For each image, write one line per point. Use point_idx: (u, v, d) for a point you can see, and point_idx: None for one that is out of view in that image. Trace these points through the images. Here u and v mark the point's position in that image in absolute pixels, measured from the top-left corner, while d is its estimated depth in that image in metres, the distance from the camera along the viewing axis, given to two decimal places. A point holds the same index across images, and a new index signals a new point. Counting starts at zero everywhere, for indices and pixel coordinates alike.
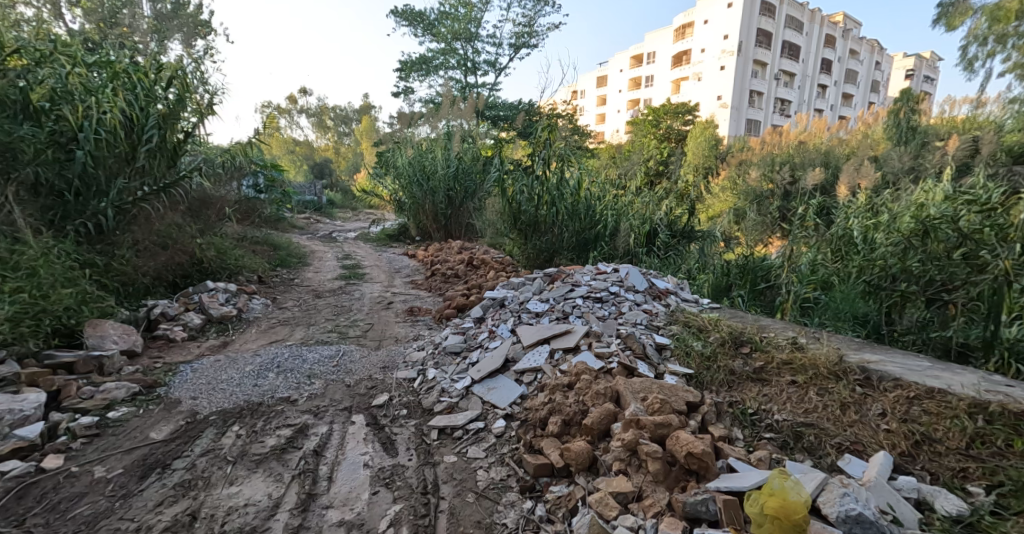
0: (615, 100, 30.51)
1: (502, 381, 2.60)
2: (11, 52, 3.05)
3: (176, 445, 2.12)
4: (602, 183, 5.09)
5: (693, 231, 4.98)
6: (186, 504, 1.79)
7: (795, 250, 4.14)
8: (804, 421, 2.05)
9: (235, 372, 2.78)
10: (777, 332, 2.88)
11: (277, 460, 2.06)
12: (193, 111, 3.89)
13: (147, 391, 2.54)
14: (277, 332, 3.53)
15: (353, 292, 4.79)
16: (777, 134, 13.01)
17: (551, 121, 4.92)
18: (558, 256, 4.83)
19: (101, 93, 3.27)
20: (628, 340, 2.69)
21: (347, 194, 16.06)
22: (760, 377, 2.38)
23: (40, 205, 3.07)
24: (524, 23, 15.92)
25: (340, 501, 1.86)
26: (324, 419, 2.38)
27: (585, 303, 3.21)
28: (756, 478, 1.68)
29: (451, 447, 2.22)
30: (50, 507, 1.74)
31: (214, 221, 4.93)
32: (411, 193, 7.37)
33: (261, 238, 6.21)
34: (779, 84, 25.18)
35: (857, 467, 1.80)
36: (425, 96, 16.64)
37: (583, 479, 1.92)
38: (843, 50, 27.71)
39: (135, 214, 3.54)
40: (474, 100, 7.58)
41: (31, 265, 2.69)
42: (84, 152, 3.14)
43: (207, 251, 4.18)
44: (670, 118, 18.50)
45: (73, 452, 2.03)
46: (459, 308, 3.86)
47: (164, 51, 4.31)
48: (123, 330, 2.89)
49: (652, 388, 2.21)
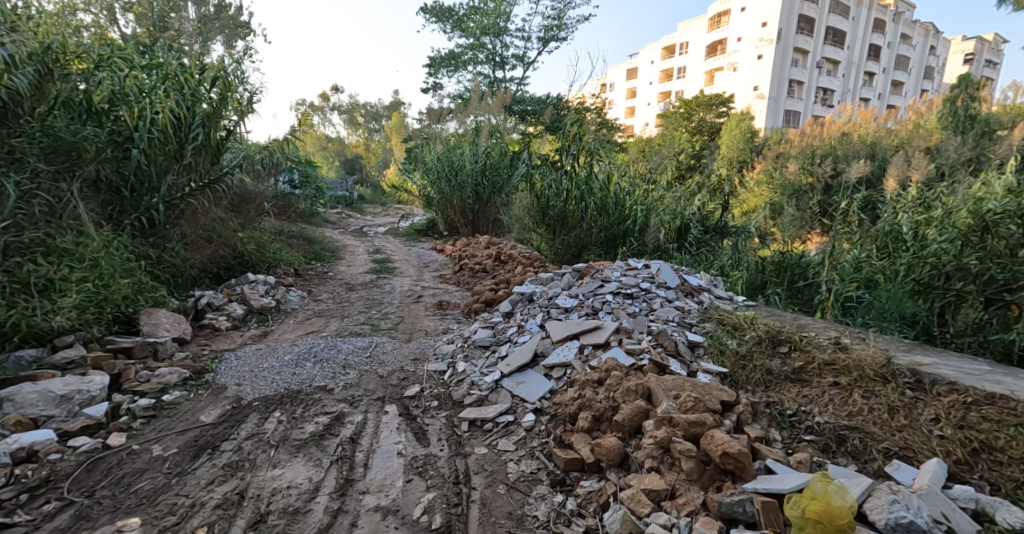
0: (646, 93, 29.90)
1: (531, 376, 2.62)
2: (74, 56, 3.19)
3: (224, 428, 2.24)
4: (632, 178, 5.02)
5: (726, 227, 4.80)
6: (235, 483, 1.89)
7: (836, 246, 3.99)
8: (847, 424, 1.98)
9: (276, 361, 2.90)
10: (818, 331, 2.79)
11: (316, 446, 2.15)
12: (235, 111, 4.01)
13: (196, 376, 2.68)
14: (313, 323, 3.65)
15: (384, 286, 4.90)
16: (819, 125, 12.48)
17: (580, 116, 4.88)
18: (586, 252, 4.81)
19: (153, 94, 3.43)
20: (660, 337, 2.65)
21: (377, 189, 16.37)
22: (800, 377, 2.32)
23: (101, 200, 3.25)
24: (553, 16, 15.74)
25: (376, 487, 1.92)
26: (359, 408, 2.46)
27: (615, 299, 3.18)
28: (796, 481, 1.64)
29: (482, 439, 2.26)
30: (115, 481, 1.87)
31: (253, 216, 5.14)
32: (439, 189, 7.46)
33: (296, 232, 6.42)
34: (823, 73, 24.04)
35: (907, 474, 1.74)
36: (454, 92, 16.73)
37: (614, 475, 1.91)
38: (893, 35, 26.24)
39: (183, 209, 3.72)
40: (502, 95, 7.58)
41: (94, 256, 2.85)
42: (139, 150, 3.31)
43: (247, 245, 4.41)
44: (703, 111, 17.97)
45: (133, 431, 2.17)
46: (488, 303, 3.90)
47: (207, 52, 4.48)
48: (174, 319, 3.06)
49: (685, 386, 2.19)
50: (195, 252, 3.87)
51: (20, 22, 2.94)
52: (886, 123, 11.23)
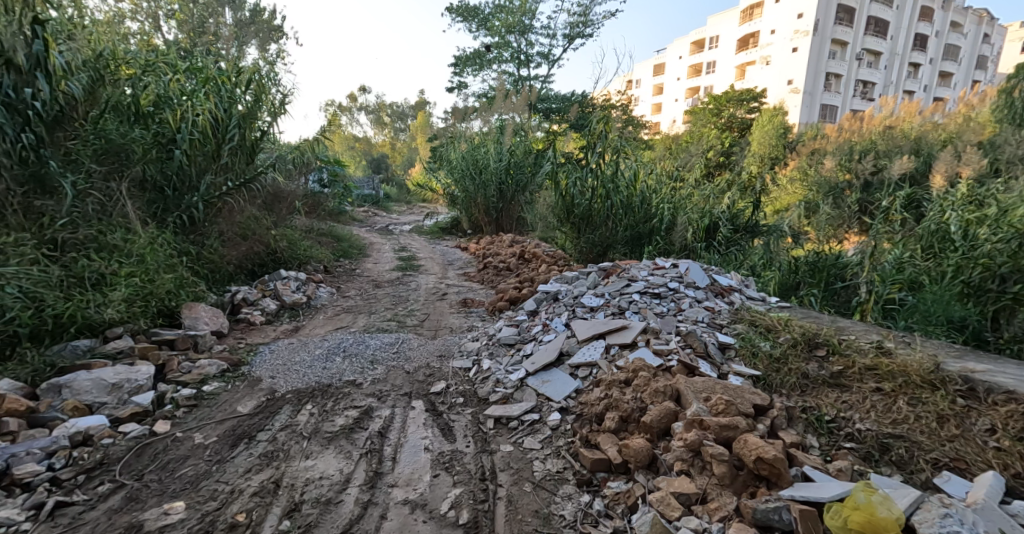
0: (673, 89, 29.33)
1: (557, 375, 2.62)
2: (122, 62, 3.34)
3: (259, 419, 2.32)
4: (659, 175, 4.93)
5: (757, 226, 4.61)
6: (270, 472, 1.95)
7: (876, 246, 3.86)
8: (891, 432, 1.91)
9: (307, 355, 2.99)
10: (859, 335, 2.69)
11: (346, 439, 2.20)
12: (268, 112, 4.11)
13: (234, 368, 2.78)
14: (342, 319, 3.74)
15: (410, 283, 4.98)
16: (858, 120, 12.03)
17: (606, 113, 4.84)
18: (612, 251, 4.76)
19: (194, 97, 3.55)
20: (688, 338, 2.60)
21: (402, 188, 16.57)
22: (839, 382, 2.24)
23: (146, 199, 3.40)
24: (578, 13, 15.62)
25: (404, 481, 1.95)
26: (387, 403, 2.51)
27: (642, 298, 3.14)
28: (836, 489, 1.60)
29: (507, 437, 2.27)
30: (161, 466, 1.96)
31: (285, 214, 5.30)
32: (464, 187, 7.52)
33: (326, 230, 6.58)
34: (863, 65, 23.05)
35: (958, 487, 1.66)
36: (479, 91, 16.81)
37: (642, 477, 1.89)
38: (940, 24, 24.97)
39: (221, 207, 3.86)
40: (527, 93, 7.56)
41: (141, 252, 2.99)
42: (181, 152, 3.44)
43: (280, 243, 4.57)
44: (733, 106, 17.43)
45: (177, 419, 2.27)
46: (512, 301, 3.92)
47: (243, 55, 4.62)
48: (212, 313, 3.18)
49: (715, 388, 2.14)
50: (231, 249, 4.04)
51: (76, 30, 3.08)
52: (932, 117, 10.68)
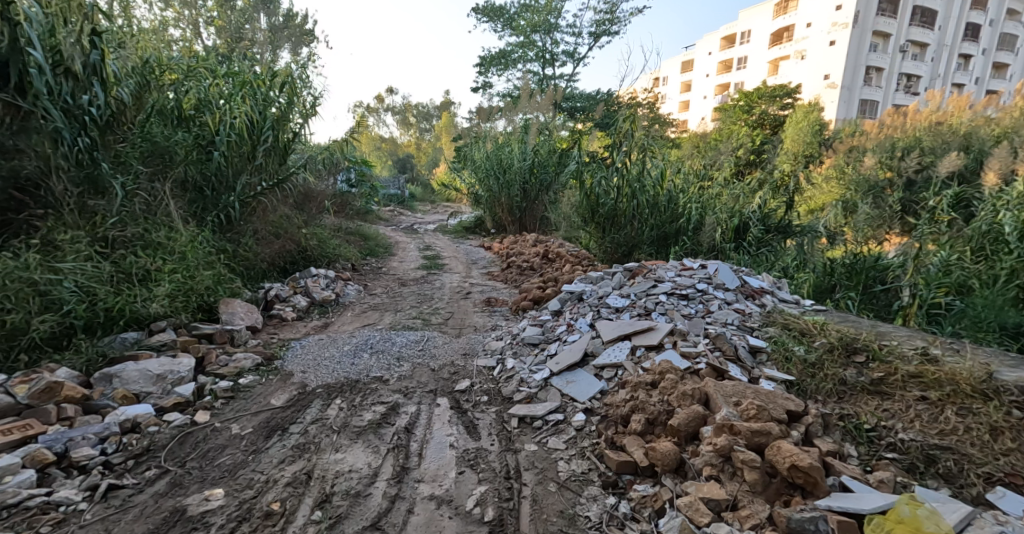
0: (702, 86, 28.73)
1: (581, 375, 2.60)
2: (166, 68, 3.48)
3: (292, 412, 2.38)
4: (686, 174, 4.83)
5: (790, 226, 4.48)
6: (303, 464, 2.01)
7: (920, 248, 3.70)
8: (938, 444, 1.83)
9: (336, 351, 3.05)
10: (901, 340, 2.58)
11: (374, 433, 2.24)
12: (300, 114, 4.22)
13: (267, 362, 2.88)
14: (369, 317, 3.81)
15: (434, 281, 5.04)
16: (902, 115, 11.51)
17: (632, 111, 4.78)
18: (637, 251, 4.70)
19: (231, 100, 3.68)
20: (717, 340, 2.55)
21: (427, 187, 16.74)
22: (880, 389, 2.15)
23: (187, 199, 3.55)
24: (604, 10, 15.50)
25: (430, 476, 1.98)
26: (413, 399, 2.55)
27: (669, 300, 3.09)
28: (877, 501, 1.55)
29: (532, 436, 2.27)
30: (201, 454, 2.04)
31: (315, 213, 5.44)
32: (488, 186, 7.56)
33: (354, 229, 6.72)
34: (906, 57, 22.03)
35: (1013, 503, 1.59)
36: (504, 90, 16.89)
37: (669, 480, 1.86)
38: (993, 12, 23.64)
39: (255, 206, 3.99)
40: (551, 92, 7.52)
41: (183, 249, 3.12)
42: (219, 153, 3.58)
43: (310, 241, 4.70)
44: (766, 103, 16.94)
45: (215, 410, 2.36)
46: (536, 300, 3.91)
47: (277, 59, 4.75)
48: (247, 309, 3.29)
49: (746, 393, 2.09)
50: (265, 246, 4.17)
51: (126, 39, 3.24)
52: (984, 110, 10.11)
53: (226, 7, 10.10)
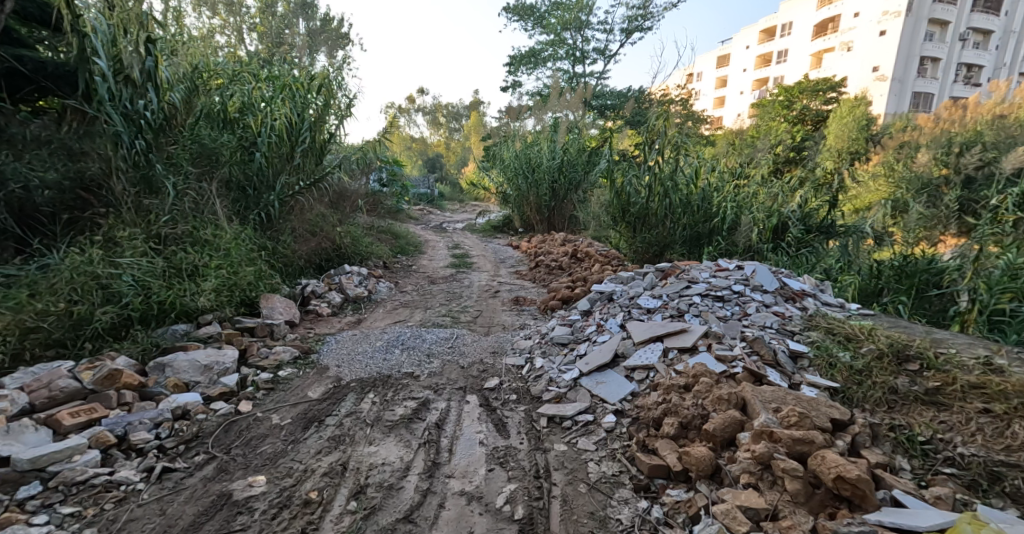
0: (739, 81, 27.88)
1: (611, 376, 2.57)
2: (213, 73, 3.63)
3: (327, 404, 2.45)
4: (721, 173, 4.70)
5: (834, 226, 4.25)
6: (338, 455, 2.06)
7: (977, 250, 3.51)
8: (1003, 460, 1.71)
9: (369, 346, 3.12)
10: (959, 348, 2.42)
11: (405, 428, 2.27)
12: (335, 115, 4.32)
13: (304, 355, 2.96)
14: (399, 313, 3.87)
15: (463, 279, 5.08)
16: (961, 109, 10.85)
17: (665, 109, 4.68)
18: (669, 251, 4.60)
19: (272, 103, 3.80)
20: (755, 344, 2.47)
21: (457, 187, 16.86)
22: (935, 400, 2.03)
23: (231, 197, 3.69)
24: (637, 6, 15.24)
25: (460, 472, 1.99)
26: (442, 396, 2.57)
27: (703, 301, 3.00)
28: (936, 519, 1.46)
29: (561, 436, 2.25)
30: (244, 442, 2.12)
31: (348, 212, 5.57)
32: (516, 185, 7.55)
33: (385, 227, 6.84)
34: (966, 46, 20.65)
35: None
36: (533, 89, 16.85)
37: (704, 487, 1.81)
38: None
39: (293, 205, 4.12)
40: (582, 90, 7.44)
41: (227, 246, 3.26)
42: (260, 154, 3.70)
43: (344, 239, 4.81)
44: (807, 97, 16.26)
45: (257, 400, 2.45)
46: (565, 300, 3.88)
47: (314, 62, 4.89)
48: (286, 304, 3.38)
49: (787, 399, 2.02)
50: (302, 244, 4.29)
51: (178, 46, 3.39)
52: None
53: (267, 13, 10.49)
